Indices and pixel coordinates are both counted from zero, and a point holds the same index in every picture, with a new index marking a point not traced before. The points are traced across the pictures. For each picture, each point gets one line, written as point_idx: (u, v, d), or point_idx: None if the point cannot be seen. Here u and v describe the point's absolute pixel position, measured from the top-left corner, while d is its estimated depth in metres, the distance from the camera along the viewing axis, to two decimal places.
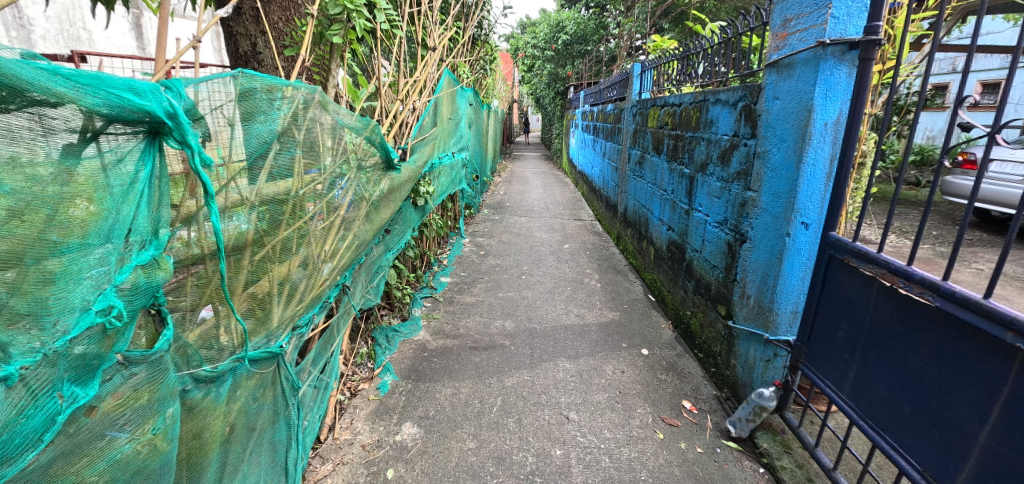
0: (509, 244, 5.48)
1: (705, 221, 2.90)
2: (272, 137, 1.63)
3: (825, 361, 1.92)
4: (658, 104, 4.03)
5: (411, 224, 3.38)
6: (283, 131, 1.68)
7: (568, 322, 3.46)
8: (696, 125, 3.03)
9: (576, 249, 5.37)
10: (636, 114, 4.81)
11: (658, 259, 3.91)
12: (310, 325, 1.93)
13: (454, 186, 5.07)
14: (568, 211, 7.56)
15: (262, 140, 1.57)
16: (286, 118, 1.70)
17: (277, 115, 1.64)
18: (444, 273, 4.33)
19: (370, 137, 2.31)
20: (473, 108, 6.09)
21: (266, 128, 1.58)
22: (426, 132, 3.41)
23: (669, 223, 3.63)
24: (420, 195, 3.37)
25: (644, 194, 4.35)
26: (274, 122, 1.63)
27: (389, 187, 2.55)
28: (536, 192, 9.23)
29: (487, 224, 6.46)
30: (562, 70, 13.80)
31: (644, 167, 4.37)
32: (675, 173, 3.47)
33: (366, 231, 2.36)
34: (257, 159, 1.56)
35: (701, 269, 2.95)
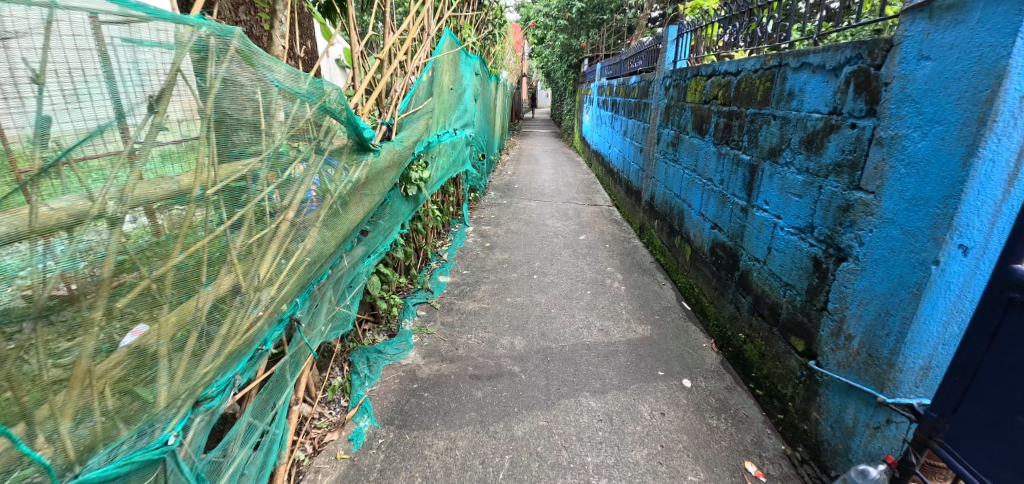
0: (518, 234, 4.82)
1: (773, 224, 2.25)
2: (133, 104, 1.01)
3: (987, 452, 1.30)
4: (702, 73, 3.30)
5: (400, 219, 2.75)
6: (163, 94, 1.06)
7: (591, 340, 2.84)
8: (765, 98, 2.35)
9: (594, 242, 4.73)
10: (669, 86, 4.07)
11: (696, 262, 3.26)
12: (233, 390, 1.31)
13: (455, 168, 4.40)
14: (582, 196, 6.87)
15: (105, 109, 0.97)
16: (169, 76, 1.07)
17: (140, 69, 1.02)
18: (444, 270, 3.70)
19: (330, 109, 1.66)
20: (480, 79, 5.37)
21: (109, 91, 0.97)
22: (419, 104, 2.73)
23: (714, 219, 2.96)
24: (410, 183, 2.72)
25: (679, 182, 3.67)
26: (133, 79, 1.01)
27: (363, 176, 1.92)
28: (547, 173, 8.51)
29: (494, 209, 5.81)
30: (575, 41, 12.83)
31: (680, 149, 3.67)
32: (726, 159, 2.79)
33: (330, 241, 1.74)
34: (103, 136, 0.96)
35: (764, 285, 2.32)
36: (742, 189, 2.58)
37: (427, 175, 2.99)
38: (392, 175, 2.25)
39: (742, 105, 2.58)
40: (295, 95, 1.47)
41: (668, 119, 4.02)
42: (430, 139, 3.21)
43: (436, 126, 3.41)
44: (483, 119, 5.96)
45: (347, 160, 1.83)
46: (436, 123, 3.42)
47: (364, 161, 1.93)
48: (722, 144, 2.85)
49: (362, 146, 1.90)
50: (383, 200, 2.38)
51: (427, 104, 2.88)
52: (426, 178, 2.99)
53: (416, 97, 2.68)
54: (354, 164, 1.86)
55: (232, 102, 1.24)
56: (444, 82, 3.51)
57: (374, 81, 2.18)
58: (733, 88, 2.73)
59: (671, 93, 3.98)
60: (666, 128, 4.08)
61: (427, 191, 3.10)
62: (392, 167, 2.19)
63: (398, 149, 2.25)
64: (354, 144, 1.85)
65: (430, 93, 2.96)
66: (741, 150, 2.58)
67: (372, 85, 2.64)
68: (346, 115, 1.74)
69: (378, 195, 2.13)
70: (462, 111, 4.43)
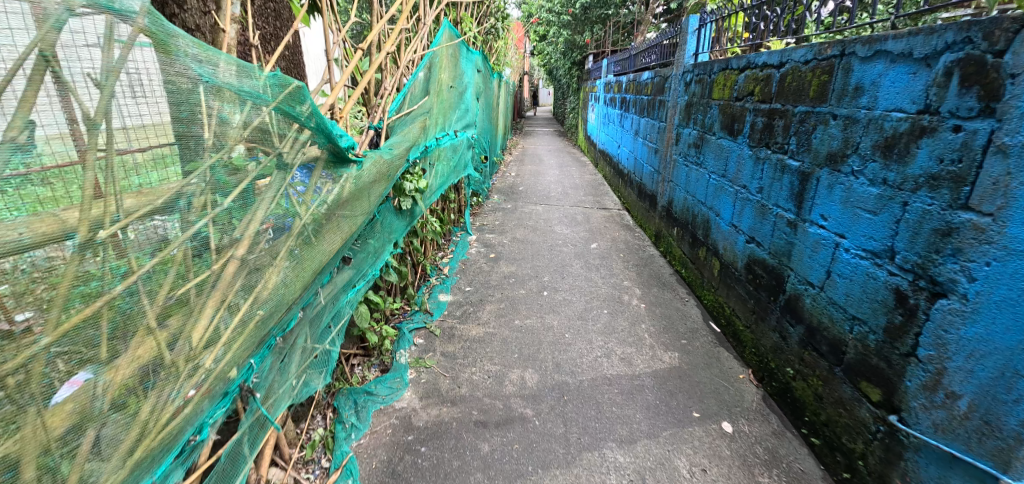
0: (525, 243, 4.45)
1: (834, 244, 1.89)
2: None
3: None
4: (731, 66, 2.93)
5: (393, 236, 2.40)
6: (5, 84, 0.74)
7: (612, 373, 2.48)
8: (820, 94, 1.99)
9: (607, 251, 4.36)
10: (690, 81, 3.69)
11: (727, 279, 2.91)
12: None
13: (456, 173, 4.04)
14: (591, 199, 6.50)
15: None
16: (7, 66, 0.75)
17: None
18: (444, 287, 3.35)
19: (295, 112, 1.32)
20: (481, 76, 5.00)
21: None
22: (413, 104, 2.38)
23: (750, 232, 2.61)
24: (405, 196, 2.37)
25: (704, 188, 3.31)
26: None
27: (343, 195, 1.57)
28: (552, 174, 8.13)
29: (498, 214, 5.45)
30: (580, 37, 12.39)
31: (704, 152, 3.31)
32: (766, 164, 2.43)
33: (301, 277, 1.40)
34: None
35: (821, 315, 1.97)
36: (789, 199, 2.22)
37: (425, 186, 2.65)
38: (382, 190, 1.90)
39: (788, 103, 2.22)
40: (244, 92, 1.14)
41: (689, 118, 3.66)
42: (428, 143, 2.86)
43: (435, 130, 3.06)
44: (485, 119, 5.60)
45: (320, 176, 1.49)
46: (435, 126, 3.07)
47: (344, 175, 1.58)
48: (759, 147, 2.49)
49: (340, 157, 1.54)
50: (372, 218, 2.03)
51: (423, 105, 2.52)
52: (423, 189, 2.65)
53: (410, 96, 2.33)
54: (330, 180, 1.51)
55: (141, 111, 0.95)
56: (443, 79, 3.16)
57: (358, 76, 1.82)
58: (773, 83, 2.37)
59: (692, 89, 3.62)
60: (687, 128, 3.71)
61: (424, 202, 2.75)
62: (381, 180, 1.84)
63: (389, 158, 1.90)
64: (330, 155, 1.50)
65: (427, 92, 2.61)
66: (788, 155, 2.22)
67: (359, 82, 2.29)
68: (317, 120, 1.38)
69: (366, 214, 1.79)
70: (464, 111, 4.07)
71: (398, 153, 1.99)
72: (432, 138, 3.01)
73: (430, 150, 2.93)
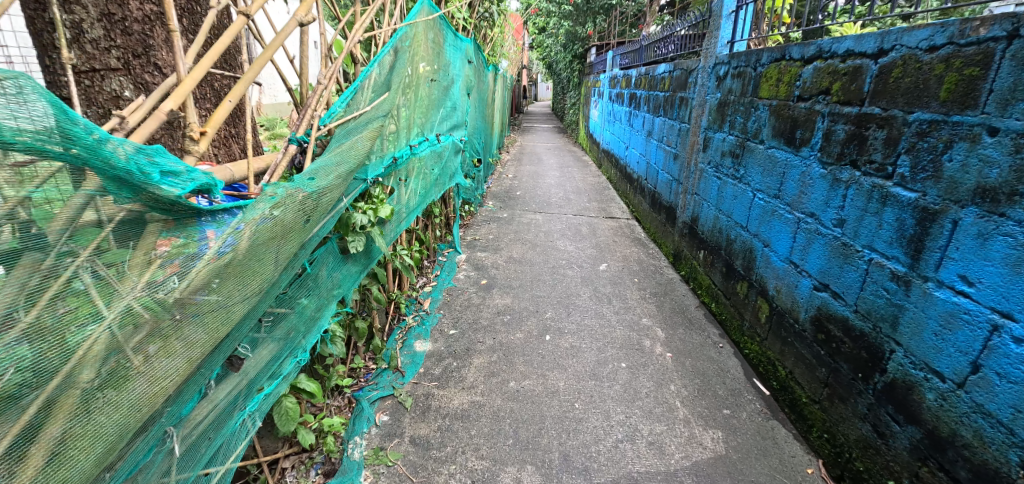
0: (523, 263, 3.78)
1: (992, 326, 1.27)
2: None
3: None
4: (787, 56, 2.27)
5: (341, 290, 1.73)
6: None
7: (639, 469, 1.84)
8: (967, 96, 1.35)
9: (619, 274, 3.71)
10: (722, 75, 3.03)
11: (780, 332, 2.27)
12: None
13: (440, 185, 3.37)
14: (596, 206, 5.82)
15: None
16: None
17: None
18: (422, 330, 2.70)
19: (41, 141, 0.72)
20: (474, 68, 4.33)
21: None
22: (367, 104, 1.71)
23: (822, 278, 1.96)
24: (355, 232, 1.70)
25: (745, 210, 2.65)
26: None
27: (200, 268, 0.96)
28: (553, 177, 7.44)
29: (492, 225, 4.78)
30: (581, 29, 11.62)
31: (745, 164, 2.65)
32: (851, 190, 1.78)
33: (105, 411, 0.85)
34: None
35: (961, 425, 1.35)
36: (893, 243, 1.59)
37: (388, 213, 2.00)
38: (301, 238, 1.26)
39: (898, 108, 1.58)
40: None
41: (723, 121, 3.00)
42: (393, 154, 2.20)
43: (404, 136, 2.40)
44: (478, 116, 4.91)
45: (149, 239, 0.88)
46: (405, 131, 2.40)
47: (195, 237, 0.96)
48: (840, 165, 1.84)
49: (178, 206, 0.91)
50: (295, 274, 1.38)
51: (383, 105, 1.86)
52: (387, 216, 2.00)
53: (361, 93, 1.66)
54: (167, 246, 0.91)
55: None
56: (417, 69, 2.48)
57: (257, 52, 1.18)
58: (867, 80, 1.72)
59: (726, 85, 2.97)
60: (719, 132, 3.05)
61: (389, 231, 2.10)
62: (292, 226, 1.19)
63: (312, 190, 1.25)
64: (151, 203, 0.88)
65: (391, 87, 1.94)
66: (893, 180, 1.58)
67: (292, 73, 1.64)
68: (98, 149, 0.78)
69: (264, 281, 1.15)
70: (450, 109, 3.39)
71: (330, 179, 1.33)
72: (401, 146, 2.35)
73: (399, 162, 2.28)
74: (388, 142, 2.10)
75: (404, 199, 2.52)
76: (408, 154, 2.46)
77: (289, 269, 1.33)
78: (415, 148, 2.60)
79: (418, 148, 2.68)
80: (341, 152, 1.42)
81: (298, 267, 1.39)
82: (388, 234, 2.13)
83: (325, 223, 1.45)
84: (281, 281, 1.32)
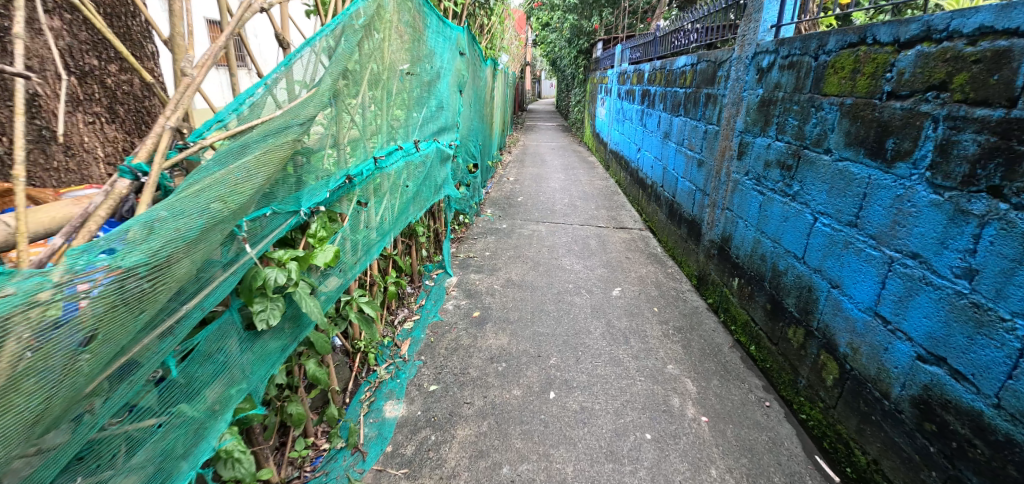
0: (523, 288, 3.23)
1: None
2: None
3: None
4: (867, 40, 1.73)
5: (254, 377, 1.23)
6: None
7: None
8: None
9: (636, 301, 3.16)
10: (764, 67, 2.47)
11: (859, 404, 1.74)
12: None
13: (423, 201, 2.84)
14: (605, 214, 5.26)
15: None
16: None
17: None
18: (394, 385, 2.17)
19: None
20: (467, 61, 3.78)
21: None
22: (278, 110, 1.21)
23: (935, 348, 1.43)
24: (264, 295, 1.21)
25: (801, 237, 2.10)
26: None
27: None
28: (556, 180, 6.88)
29: (489, 238, 4.23)
30: (586, 23, 10.99)
31: (798, 179, 2.12)
32: (997, 230, 1.25)
33: None
34: None
35: None
36: None
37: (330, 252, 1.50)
38: (99, 347, 0.80)
39: None
40: None
41: (764, 123, 2.44)
42: (343, 170, 1.69)
43: (360, 145, 1.89)
44: (473, 115, 4.36)
45: None
46: (361, 140, 1.89)
47: None
48: (969, 192, 1.33)
49: None
50: (128, 386, 0.90)
51: (314, 108, 1.33)
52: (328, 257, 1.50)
53: (261, 94, 1.16)
54: None
55: None
56: (377, 60, 1.96)
57: None
58: (1021, 69, 1.21)
59: (768, 78, 2.42)
60: (758, 137, 2.51)
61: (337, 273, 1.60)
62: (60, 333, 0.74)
63: (113, 272, 0.79)
64: None
65: (332, 82, 1.43)
66: None
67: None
68: None
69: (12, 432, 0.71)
70: (433, 110, 2.86)
71: (159, 247, 0.86)
72: (356, 159, 1.84)
73: (354, 180, 1.76)
74: (332, 156, 1.58)
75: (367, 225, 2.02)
76: (369, 168, 1.95)
77: (104, 382, 0.85)
78: (381, 160, 2.09)
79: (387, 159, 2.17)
80: (195, 196, 0.94)
81: (136, 373, 0.91)
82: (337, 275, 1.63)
83: (179, 297, 0.97)
84: (92, 405, 0.84)
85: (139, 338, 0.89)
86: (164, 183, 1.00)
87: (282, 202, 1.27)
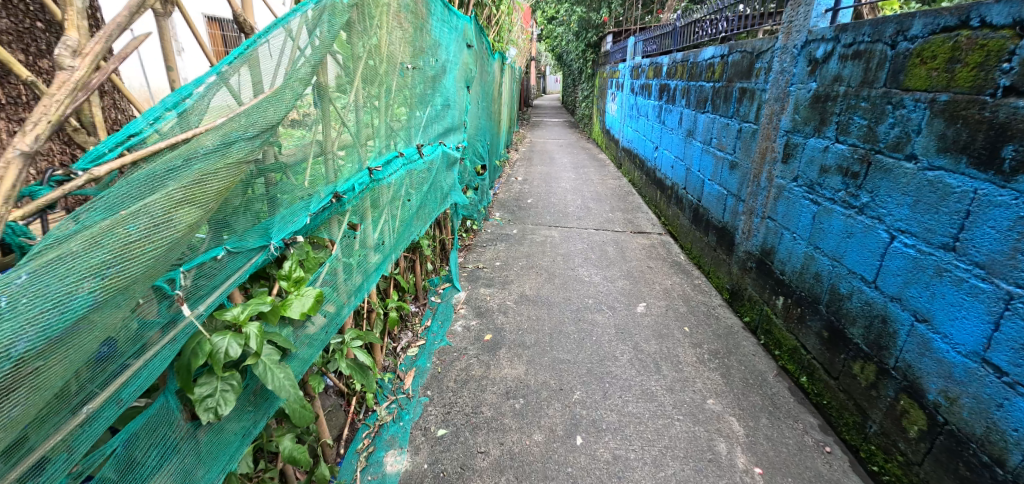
0: (538, 305, 2.92)
1: None
2: None
3: None
4: (973, 22, 1.43)
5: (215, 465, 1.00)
6: None
7: None
8: None
9: (664, 319, 2.85)
10: (819, 56, 2.15)
11: (958, 467, 1.44)
12: None
13: (427, 211, 2.55)
14: (621, 217, 4.94)
15: None
16: None
17: None
18: (397, 429, 1.89)
19: None
20: (475, 53, 3.46)
21: None
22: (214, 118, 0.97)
23: None
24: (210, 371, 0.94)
25: (870, 259, 1.80)
26: None
27: None
28: (567, 180, 6.55)
29: (498, 246, 3.92)
30: (595, 15, 10.60)
31: (867, 189, 1.81)
32: None
33: None
34: None
35: None
36: None
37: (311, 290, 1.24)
38: None
39: None
40: None
41: (819, 121, 2.13)
42: (332, 188, 1.42)
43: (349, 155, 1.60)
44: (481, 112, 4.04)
45: None
46: (351, 150, 1.61)
47: None
48: None
49: None
50: None
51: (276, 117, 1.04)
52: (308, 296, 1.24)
53: (205, 91, 0.94)
54: None
55: None
56: (369, 54, 1.68)
57: None
58: None
59: (824, 70, 2.10)
60: (810, 138, 2.20)
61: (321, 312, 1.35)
62: None
63: None
64: None
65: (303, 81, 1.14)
66: None
67: (76, 54, 0.80)
68: None
69: None
70: (438, 110, 2.56)
71: None
72: (347, 173, 1.56)
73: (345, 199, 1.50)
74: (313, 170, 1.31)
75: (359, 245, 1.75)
76: (364, 183, 1.68)
77: None
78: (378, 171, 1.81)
79: (386, 170, 1.89)
80: (55, 273, 0.67)
81: None
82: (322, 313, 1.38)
83: (84, 385, 0.74)
84: None
85: (31, 440, 0.68)
86: (15, 239, 0.76)
87: (241, 239, 1.01)
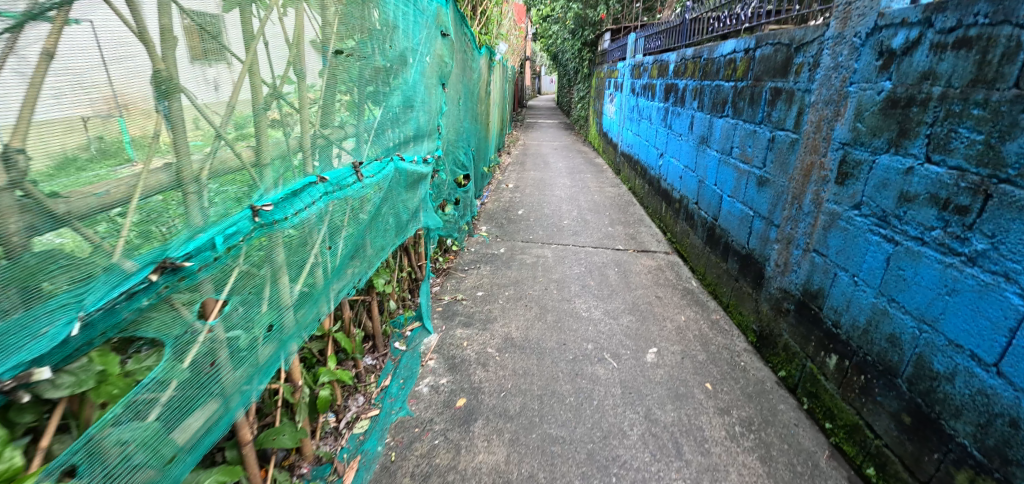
0: (526, 353, 2.37)
1: None
2: None
3: None
4: None
5: None
6: None
7: None
8: None
9: (681, 372, 2.31)
10: (895, 46, 1.62)
11: None
12: None
13: (382, 241, 2.01)
14: (622, 232, 4.39)
15: None
16: None
17: None
18: None
19: None
20: (453, 45, 2.92)
21: None
22: None
23: None
24: None
25: (988, 330, 1.31)
26: None
27: None
28: (562, 188, 6.01)
29: (482, 269, 3.37)
30: (591, 12, 10.07)
31: (985, 233, 1.31)
32: None
33: None
34: None
35: None
36: None
37: (94, 437, 0.81)
38: None
39: None
40: None
41: (896, 133, 1.61)
42: (156, 255, 0.88)
43: (228, 187, 1.06)
44: (462, 114, 3.48)
45: None
46: (229, 180, 1.06)
47: None
48: None
49: None
50: None
51: None
52: (95, 445, 0.82)
53: None
54: None
55: None
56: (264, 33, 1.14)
57: None
58: None
59: (906, 65, 1.58)
60: (880, 154, 1.67)
61: (139, 462, 0.91)
62: None
63: None
64: None
65: None
66: None
67: None
68: None
69: None
70: (394, 113, 2.00)
71: None
72: (208, 218, 1.01)
73: (193, 265, 0.95)
74: (105, 227, 0.79)
75: (254, 312, 1.21)
76: (249, 229, 1.12)
77: None
78: (280, 205, 1.25)
79: (296, 201, 1.32)
80: None
81: None
82: (148, 459, 0.92)
83: None
84: None
85: None
86: None
87: None
